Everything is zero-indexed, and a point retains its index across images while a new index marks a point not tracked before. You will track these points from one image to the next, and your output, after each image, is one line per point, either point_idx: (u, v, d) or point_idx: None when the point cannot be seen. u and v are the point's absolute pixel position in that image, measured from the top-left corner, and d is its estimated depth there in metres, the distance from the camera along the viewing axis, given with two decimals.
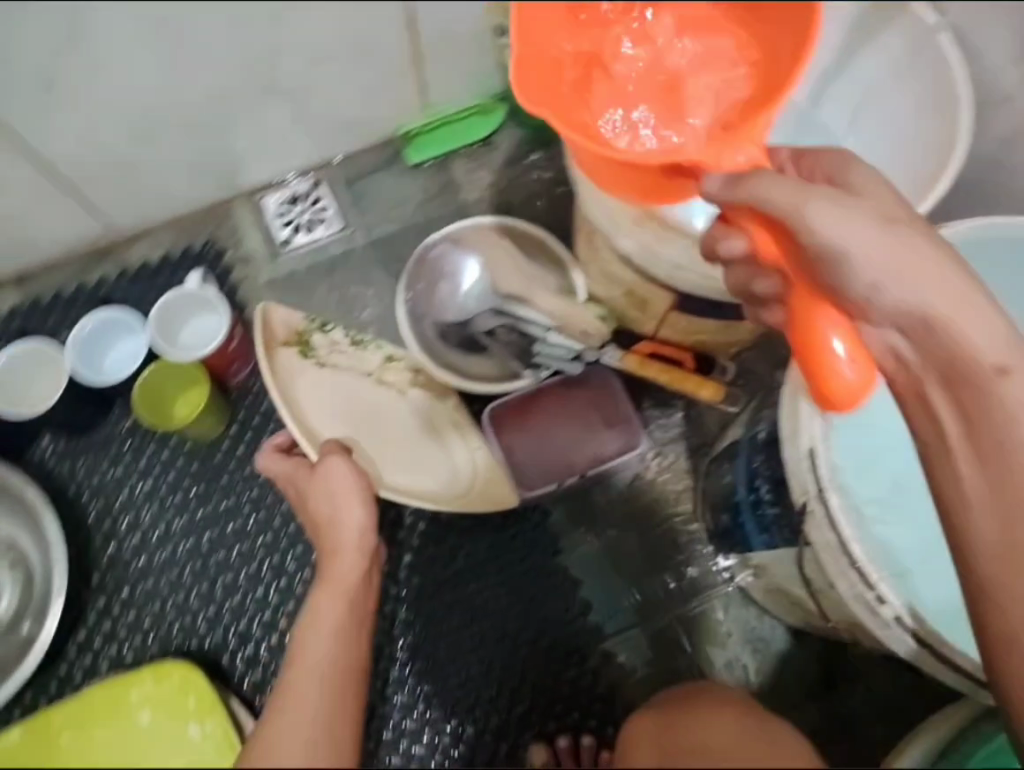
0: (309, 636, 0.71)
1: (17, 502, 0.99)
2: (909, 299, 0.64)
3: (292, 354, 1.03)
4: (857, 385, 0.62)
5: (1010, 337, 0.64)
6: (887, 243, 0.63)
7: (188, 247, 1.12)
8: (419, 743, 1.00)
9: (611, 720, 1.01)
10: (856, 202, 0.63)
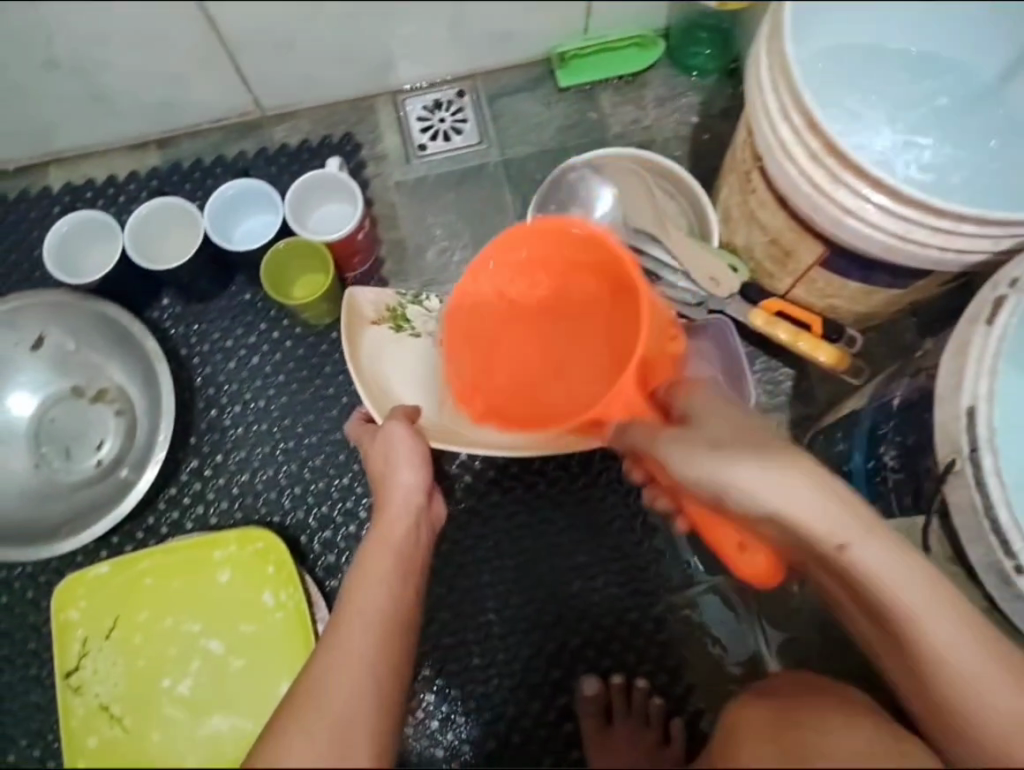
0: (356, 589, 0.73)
1: (135, 353, 1.02)
2: (747, 498, 0.68)
3: (386, 329, 0.98)
4: (747, 566, 0.74)
5: (840, 516, 0.66)
6: (717, 471, 0.69)
7: (327, 136, 1.12)
8: (475, 653, 1.01)
9: (666, 667, 1.01)
10: (683, 429, 0.73)
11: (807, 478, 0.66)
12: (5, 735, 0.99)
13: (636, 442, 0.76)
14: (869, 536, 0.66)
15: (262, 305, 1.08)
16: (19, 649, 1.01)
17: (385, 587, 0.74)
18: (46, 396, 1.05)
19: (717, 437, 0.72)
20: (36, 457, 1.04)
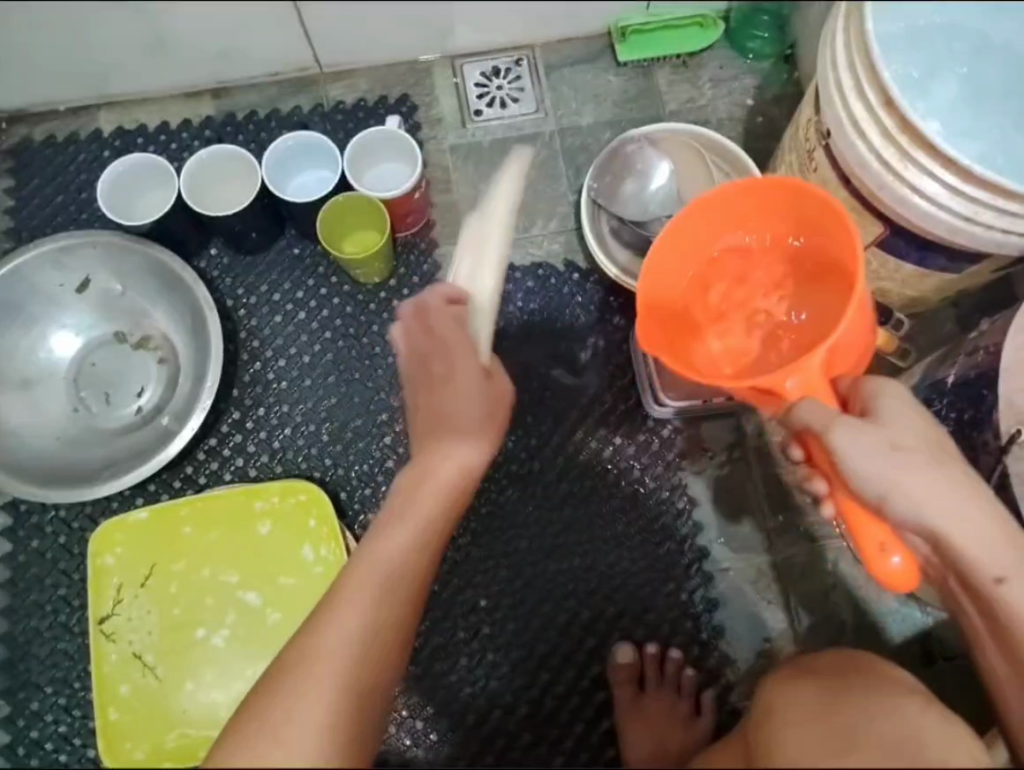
0: (380, 546, 0.71)
1: (184, 301, 1.00)
2: (911, 508, 0.71)
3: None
4: (889, 572, 0.74)
5: (1000, 545, 0.72)
6: (893, 471, 0.70)
7: (384, 96, 1.12)
8: (510, 618, 1.01)
9: (699, 640, 1.01)
10: (874, 429, 0.71)
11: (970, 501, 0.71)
12: (30, 682, 0.96)
13: (803, 419, 0.73)
14: (1022, 567, 0.72)
15: (312, 261, 1.07)
16: (48, 594, 0.98)
17: (408, 552, 0.71)
18: (89, 340, 1.04)
19: (903, 445, 0.71)
20: (75, 401, 1.02)
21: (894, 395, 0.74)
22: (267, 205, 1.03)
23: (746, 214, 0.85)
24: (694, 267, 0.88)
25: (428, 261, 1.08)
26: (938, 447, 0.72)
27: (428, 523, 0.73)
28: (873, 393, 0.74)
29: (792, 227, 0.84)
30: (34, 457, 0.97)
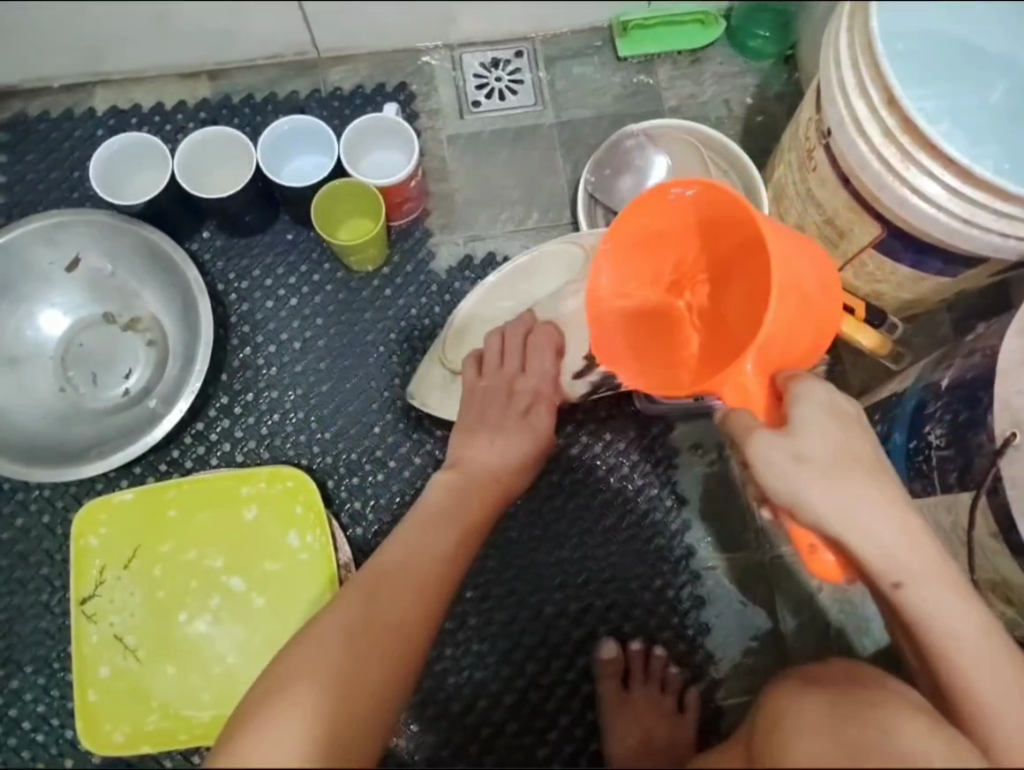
0: (416, 532, 0.76)
1: (176, 282, 0.99)
2: (818, 519, 0.67)
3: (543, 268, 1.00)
4: (821, 571, 0.73)
5: (913, 557, 0.67)
6: (797, 477, 0.67)
7: (383, 83, 1.12)
8: (496, 609, 1.01)
9: (685, 636, 1.02)
10: (783, 437, 0.67)
11: (882, 513, 0.67)
12: (11, 660, 0.96)
13: (730, 425, 0.70)
14: (926, 579, 0.68)
15: (306, 246, 1.07)
16: (32, 574, 0.98)
17: (442, 544, 0.75)
18: (78, 320, 1.03)
19: (813, 455, 0.67)
20: (62, 380, 1.01)
21: (811, 398, 0.68)
22: (261, 188, 1.03)
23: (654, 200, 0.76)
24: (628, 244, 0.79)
25: (422, 249, 1.08)
26: (850, 456, 0.67)
27: (470, 515, 0.79)
28: (794, 389, 0.68)
29: (707, 204, 0.74)
30: (19, 436, 0.96)
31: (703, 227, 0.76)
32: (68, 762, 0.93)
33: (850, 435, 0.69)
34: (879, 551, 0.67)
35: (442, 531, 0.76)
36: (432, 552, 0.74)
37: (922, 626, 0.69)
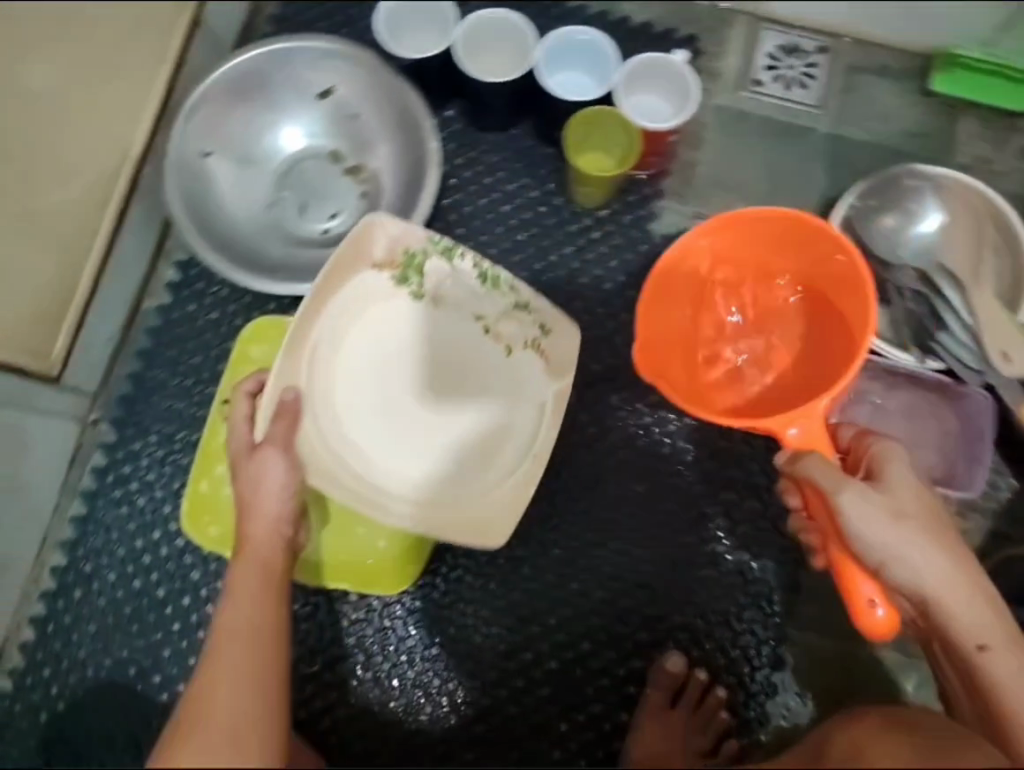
0: (237, 596, 0.69)
1: (413, 148, 0.99)
2: (907, 575, 0.73)
3: (386, 279, 0.91)
4: (876, 622, 0.76)
5: (987, 621, 0.73)
6: (888, 535, 0.73)
7: (672, 29, 1.06)
8: (575, 579, 1.01)
9: (746, 686, 0.98)
10: (878, 496, 0.74)
11: (959, 574, 0.74)
12: (139, 423, 1.00)
13: (812, 474, 0.74)
14: (1003, 642, 0.73)
15: (539, 162, 1.05)
16: (184, 357, 1.01)
17: (259, 599, 0.69)
18: (310, 147, 1.04)
19: (906, 514, 0.74)
20: (273, 198, 1.03)
21: (901, 466, 0.77)
22: (525, 87, 1.00)
23: (748, 245, 0.86)
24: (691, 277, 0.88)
25: (645, 207, 1.04)
26: (920, 516, 0.74)
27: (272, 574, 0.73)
28: (884, 456, 0.77)
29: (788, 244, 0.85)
30: (222, 230, 0.98)
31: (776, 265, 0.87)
32: (155, 533, 0.98)
33: (926, 502, 0.75)
34: (945, 596, 0.73)
35: (256, 593, 0.70)
36: (249, 617, 0.67)
37: (987, 693, 0.73)
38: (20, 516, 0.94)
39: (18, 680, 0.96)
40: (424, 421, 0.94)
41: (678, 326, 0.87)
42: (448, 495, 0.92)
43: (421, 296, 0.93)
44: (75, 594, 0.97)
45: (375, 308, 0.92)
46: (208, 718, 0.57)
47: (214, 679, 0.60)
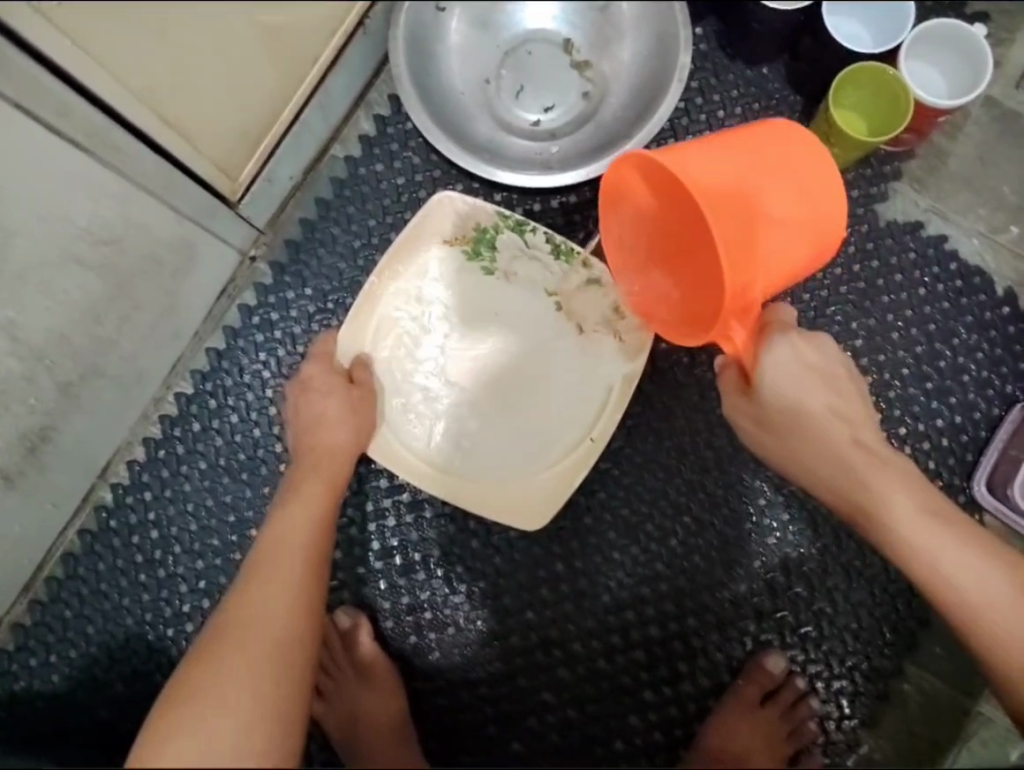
0: (286, 512, 0.74)
1: (661, 61, 0.91)
2: (810, 481, 0.77)
3: (456, 254, 0.91)
4: None
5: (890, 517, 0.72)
6: (782, 452, 0.77)
7: (963, 3, 0.96)
8: (698, 553, 0.94)
9: (842, 706, 0.92)
10: (748, 409, 0.75)
11: (852, 476, 0.74)
12: (299, 273, 0.94)
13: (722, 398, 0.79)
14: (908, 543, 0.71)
15: (778, 107, 0.95)
16: (359, 216, 0.95)
17: (308, 520, 0.73)
18: (544, 29, 0.95)
19: (780, 421, 0.74)
20: (489, 73, 0.95)
21: (788, 347, 0.73)
22: (798, 23, 0.91)
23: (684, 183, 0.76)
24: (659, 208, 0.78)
25: (879, 187, 0.96)
26: (803, 417, 0.73)
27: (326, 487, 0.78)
28: (772, 332, 0.73)
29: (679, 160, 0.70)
30: (432, 90, 0.92)
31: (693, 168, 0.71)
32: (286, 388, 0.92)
33: (820, 383, 0.74)
34: (856, 490, 0.74)
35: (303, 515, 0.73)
36: (295, 535, 0.71)
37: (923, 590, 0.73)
38: (164, 337, 0.89)
39: (119, 496, 0.92)
40: (488, 371, 0.91)
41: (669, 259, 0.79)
42: (501, 468, 0.89)
43: (493, 269, 0.91)
44: (192, 425, 0.92)
45: (444, 287, 0.91)
46: (239, 632, 0.59)
47: (257, 581, 0.65)
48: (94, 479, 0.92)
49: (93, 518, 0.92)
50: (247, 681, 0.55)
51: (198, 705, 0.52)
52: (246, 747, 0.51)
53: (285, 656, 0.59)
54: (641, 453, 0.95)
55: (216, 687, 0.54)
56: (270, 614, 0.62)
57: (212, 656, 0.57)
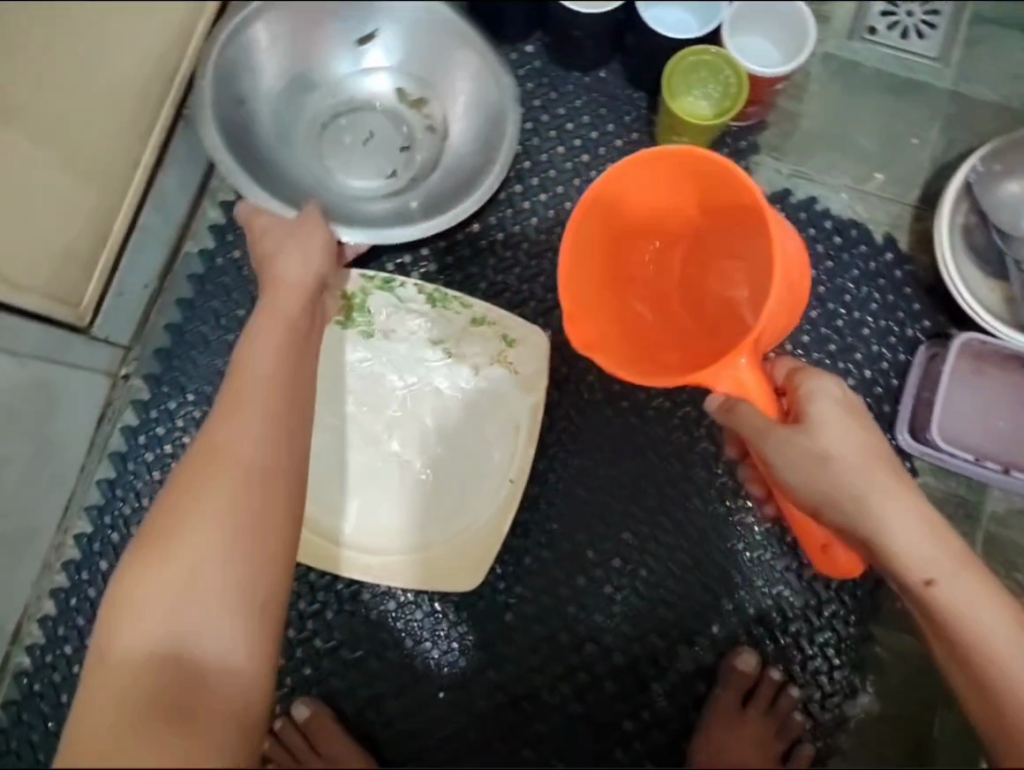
0: (251, 341, 0.62)
1: (482, 95, 0.90)
2: (841, 520, 0.65)
3: (331, 326, 0.87)
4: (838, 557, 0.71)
5: (940, 555, 0.64)
6: (816, 481, 0.64)
7: None
8: (647, 567, 0.92)
9: (822, 687, 0.90)
10: (800, 442, 0.64)
11: (898, 510, 0.64)
12: (176, 380, 0.89)
13: (738, 420, 0.64)
14: (954, 574, 0.63)
15: (624, 107, 0.95)
16: (227, 308, 0.91)
17: (279, 347, 0.61)
18: (363, 92, 0.94)
19: (835, 451, 0.64)
20: (309, 152, 0.92)
21: (830, 400, 0.65)
22: (618, 23, 0.90)
23: (633, 199, 0.70)
24: (625, 234, 0.72)
25: (740, 163, 0.95)
26: (851, 457, 0.64)
27: (298, 308, 0.66)
28: (810, 374, 0.66)
29: (707, 187, 0.68)
30: (268, 172, 0.87)
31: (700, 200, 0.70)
32: None
33: (861, 425, 0.66)
34: (894, 527, 0.64)
35: (273, 336, 0.62)
36: (263, 364, 0.60)
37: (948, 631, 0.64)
38: (45, 483, 0.84)
39: (39, 657, 0.87)
40: (390, 440, 0.88)
41: (621, 290, 0.72)
42: (424, 532, 0.86)
43: (373, 332, 0.88)
44: (101, 566, 0.87)
45: (325, 364, 0.88)
46: (207, 484, 0.53)
47: (228, 418, 0.56)
48: (6, 647, 0.86)
49: (15, 687, 0.87)
50: (212, 535, 0.51)
51: (158, 555, 0.50)
52: (223, 607, 0.50)
53: (262, 498, 0.53)
54: (567, 480, 0.93)
55: (180, 538, 0.50)
56: (242, 458, 0.54)
57: (178, 505, 0.52)
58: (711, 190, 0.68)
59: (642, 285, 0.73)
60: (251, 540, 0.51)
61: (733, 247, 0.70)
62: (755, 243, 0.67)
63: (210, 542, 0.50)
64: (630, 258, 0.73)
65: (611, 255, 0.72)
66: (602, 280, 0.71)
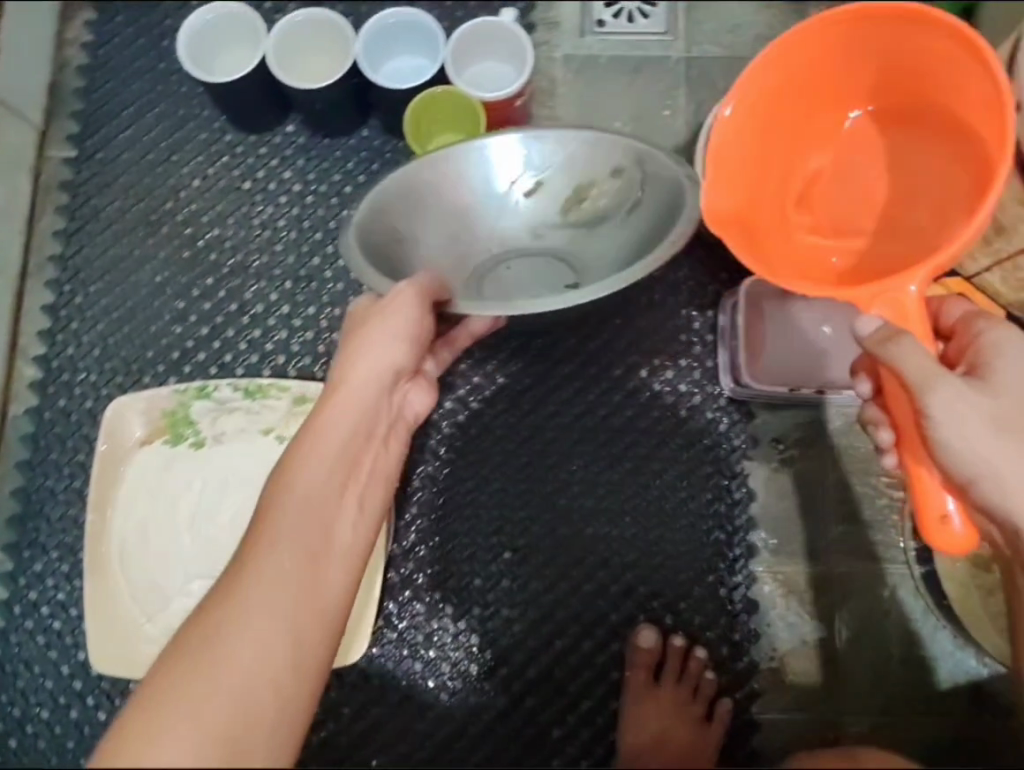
0: (312, 469, 0.59)
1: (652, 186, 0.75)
2: (993, 495, 0.66)
3: (159, 446, 0.88)
4: (947, 539, 0.69)
5: None
6: (989, 452, 0.65)
7: None
8: (536, 578, 0.95)
9: (725, 640, 0.94)
10: (980, 403, 0.65)
11: None
12: (36, 543, 0.91)
13: (908, 372, 0.64)
14: None
15: (393, 157, 0.97)
16: (66, 458, 0.92)
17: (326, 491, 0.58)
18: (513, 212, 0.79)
19: (1004, 422, 0.65)
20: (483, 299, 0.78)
21: (1012, 365, 0.67)
22: (354, 87, 0.93)
23: (806, 84, 0.74)
24: (790, 131, 0.75)
25: None
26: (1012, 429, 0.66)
27: (354, 427, 0.63)
28: (1005, 342, 0.69)
29: (894, 76, 0.71)
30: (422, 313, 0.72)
31: (878, 89, 0.73)
32: (78, 656, 0.89)
33: None
34: None
35: (321, 473, 0.59)
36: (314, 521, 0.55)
37: None
38: None
39: None
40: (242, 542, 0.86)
41: (774, 189, 0.75)
42: None
43: (203, 440, 0.88)
44: (10, 744, 0.87)
45: (162, 485, 0.87)
46: (222, 677, 0.46)
47: (258, 583, 0.51)
48: None
49: None
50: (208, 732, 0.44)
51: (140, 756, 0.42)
52: None
53: (268, 707, 0.46)
54: (438, 520, 0.96)
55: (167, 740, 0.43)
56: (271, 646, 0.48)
57: (176, 698, 0.44)
58: (901, 88, 0.72)
59: (794, 172, 0.76)
60: (248, 755, 0.44)
61: (909, 151, 0.75)
62: (940, 151, 0.72)
63: (200, 751, 0.42)
64: (787, 153, 0.76)
65: (766, 147, 0.75)
66: (753, 160, 0.74)
